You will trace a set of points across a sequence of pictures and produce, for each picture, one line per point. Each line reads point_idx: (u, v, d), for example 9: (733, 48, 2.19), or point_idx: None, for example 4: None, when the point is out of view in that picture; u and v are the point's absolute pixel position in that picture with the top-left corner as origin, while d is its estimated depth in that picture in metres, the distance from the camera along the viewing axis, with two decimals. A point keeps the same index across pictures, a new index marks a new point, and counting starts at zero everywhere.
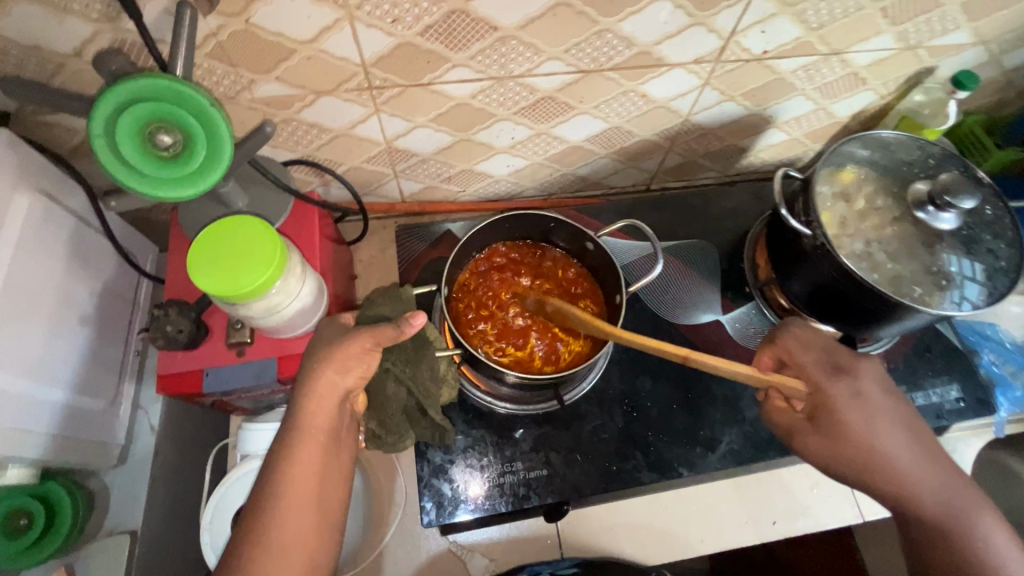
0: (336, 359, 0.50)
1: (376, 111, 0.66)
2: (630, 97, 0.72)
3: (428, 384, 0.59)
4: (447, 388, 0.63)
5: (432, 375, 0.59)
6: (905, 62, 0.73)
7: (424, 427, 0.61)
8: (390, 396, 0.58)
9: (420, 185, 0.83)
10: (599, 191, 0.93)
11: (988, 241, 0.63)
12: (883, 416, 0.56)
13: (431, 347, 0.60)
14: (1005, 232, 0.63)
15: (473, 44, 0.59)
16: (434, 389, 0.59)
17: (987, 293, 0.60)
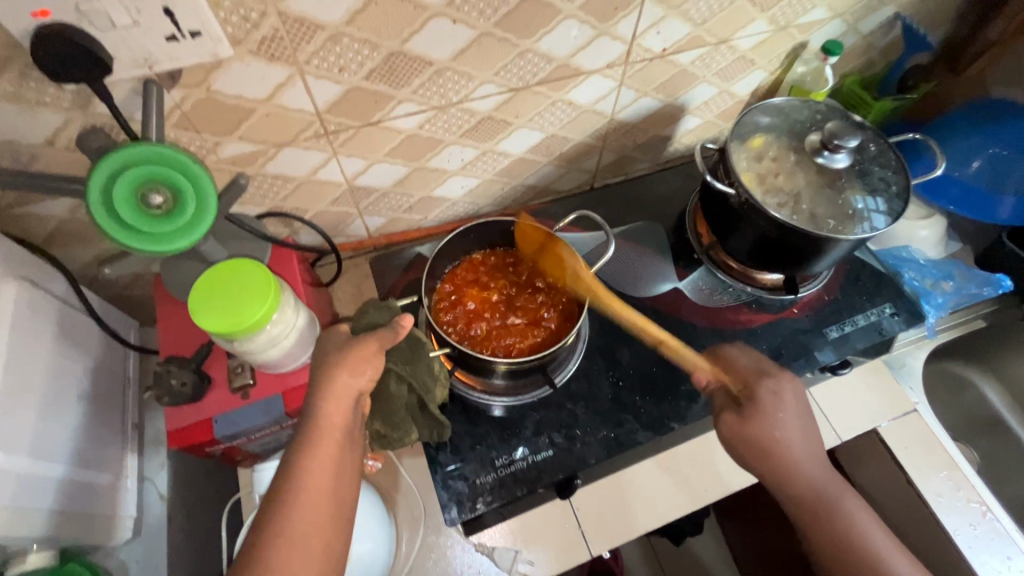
0: (347, 365, 0.55)
1: (335, 154, 0.73)
2: (559, 106, 0.81)
3: (429, 379, 0.64)
4: (444, 384, 0.67)
5: (431, 371, 0.64)
6: (781, 41, 0.86)
7: (423, 423, 0.66)
8: (394, 395, 0.62)
9: (384, 218, 0.89)
10: (549, 197, 1.01)
11: (878, 172, 0.73)
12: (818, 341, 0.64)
13: (426, 348, 0.65)
14: (890, 162, 0.74)
15: (413, 80, 0.67)
16: (433, 385, 0.65)
17: (890, 213, 0.70)
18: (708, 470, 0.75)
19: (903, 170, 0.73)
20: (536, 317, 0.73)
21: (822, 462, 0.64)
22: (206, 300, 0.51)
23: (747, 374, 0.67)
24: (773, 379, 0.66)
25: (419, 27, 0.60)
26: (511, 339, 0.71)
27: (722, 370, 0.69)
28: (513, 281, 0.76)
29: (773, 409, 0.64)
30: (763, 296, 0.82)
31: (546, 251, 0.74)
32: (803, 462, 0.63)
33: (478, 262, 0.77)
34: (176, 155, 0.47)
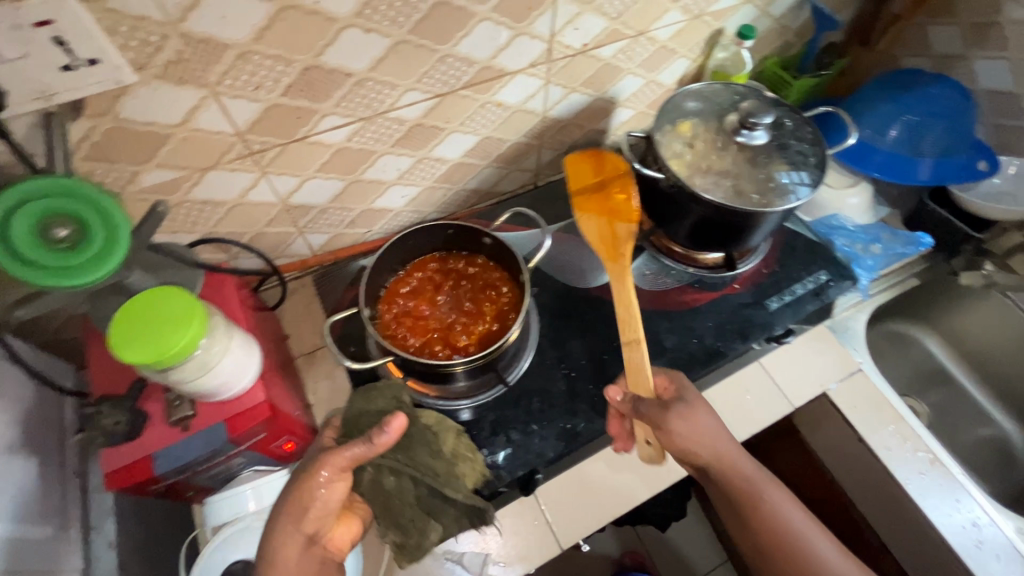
0: (290, 509, 0.57)
1: (264, 174, 0.72)
2: (488, 108, 0.82)
3: (430, 462, 0.63)
4: (463, 461, 0.65)
5: (431, 456, 0.63)
6: (698, 29, 0.89)
7: (452, 513, 0.64)
8: (393, 491, 0.63)
9: (326, 235, 0.88)
10: (494, 199, 1.01)
11: (795, 145, 0.77)
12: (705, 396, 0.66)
13: (425, 431, 0.64)
14: (805, 135, 0.77)
15: (335, 92, 0.66)
16: (439, 467, 0.63)
17: (811, 180, 0.73)
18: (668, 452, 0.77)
19: (819, 141, 0.77)
20: (482, 316, 0.72)
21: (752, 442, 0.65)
22: (113, 331, 0.49)
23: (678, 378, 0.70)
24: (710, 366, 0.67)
25: (331, 39, 0.60)
26: (455, 343, 0.70)
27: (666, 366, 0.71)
28: (455, 282, 0.75)
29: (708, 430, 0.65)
30: (704, 275, 0.84)
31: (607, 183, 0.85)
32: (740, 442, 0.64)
33: (420, 267, 0.76)
34: (74, 185, 0.46)
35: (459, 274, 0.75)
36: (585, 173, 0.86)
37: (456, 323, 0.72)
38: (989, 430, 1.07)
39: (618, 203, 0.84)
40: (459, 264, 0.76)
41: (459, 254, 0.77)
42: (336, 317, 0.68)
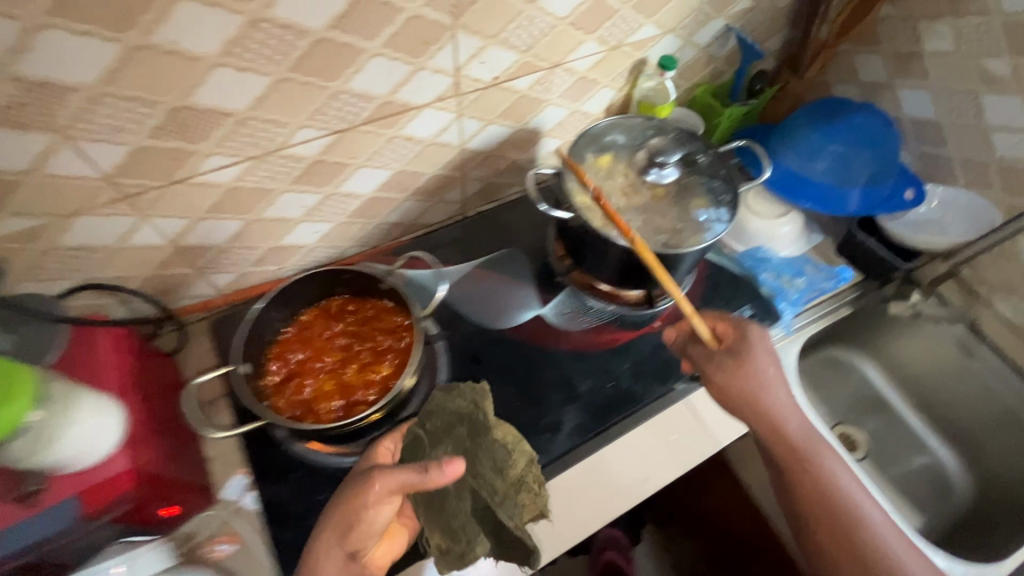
0: (331, 525, 0.56)
1: (145, 217, 0.67)
2: (397, 142, 0.78)
3: (493, 478, 0.60)
4: (526, 489, 0.62)
5: (494, 470, 0.60)
6: (618, 59, 0.87)
7: (497, 536, 0.59)
8: (451, 496, 0.60)
9: (232, 274, 0.83)
10: (420, 231, 0.97)
11: (706, 182, 0.75)
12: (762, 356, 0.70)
13: (492, 442, 0.62)
14: (716, 172, 0.76)
15: (214, 132, 0.62)
16: (504, 487, 0.60)
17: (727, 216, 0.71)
18: (587, 502, 0.71)
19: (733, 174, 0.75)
20: (378, 364, 0.67)
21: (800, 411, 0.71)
22: None
23: (745, 329, 0.72)
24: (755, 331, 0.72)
25: (199, 79, 0.56)
26: (347, 395, 0.65)
27: (723, 317, 0.75)
28: (351, 330, 0.70)
29: (769, 394, 0.69)
30: (625, 313, 0.82)
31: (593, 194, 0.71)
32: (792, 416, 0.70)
33: (313, 317, 0.71)
34: None
35: (355, 320, 0.70)
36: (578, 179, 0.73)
37: (351, 376, 0.66)
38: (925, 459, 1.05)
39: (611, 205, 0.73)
40: (356, 310, 0.71)
41: (355, 298, 0.72)
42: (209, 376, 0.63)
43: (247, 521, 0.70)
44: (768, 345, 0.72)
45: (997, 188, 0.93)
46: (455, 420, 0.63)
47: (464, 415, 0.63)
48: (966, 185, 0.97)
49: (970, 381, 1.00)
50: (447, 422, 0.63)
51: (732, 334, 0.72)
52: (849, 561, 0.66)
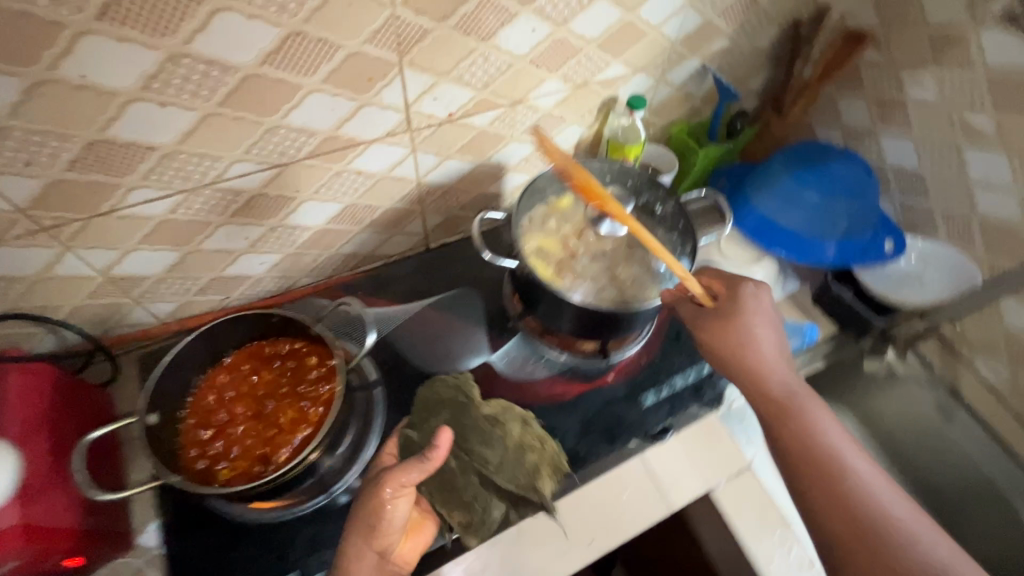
0: (360, 523, 0.57)
1: (68, 249, 0.64)
2: (346, 176, 0.75)
3: (483, 449, 0.68)
4: (527, 451, 0.69)
5: (483, 442, 0.69)
6: (585, 97, 0.84)
7: (504, 496, 0.68)
8: (454, 471, 0.67)
9: (172, 304, 0.80)
10: (378, 263, 0.93)
11: (660, 236, 0.75)
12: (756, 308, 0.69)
13: (478, 420, 0.71)
14: (670, 225, 0.75)
15: (139, 166, 0.59)
16: (498, 455, 0.68)
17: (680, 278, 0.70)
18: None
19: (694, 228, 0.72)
20: (299, 418, 0.63)
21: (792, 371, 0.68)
22: None
23: (738, 285, 0.71)
24: (752, 288, 0.71)
25: (114, 113, 0.53)
26: (264, 451, 0.61)
27: (716, 274, 0.74)
28: (274, 377, 0.65)
29: (751, 351, 0.68)
30: (577, 364, 0.78)
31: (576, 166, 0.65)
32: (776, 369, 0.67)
33: (234, 361, 0.66)
34: None
35: (279, 366, 0.66)
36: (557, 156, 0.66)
37: (269, 429, 0.62)
38: None
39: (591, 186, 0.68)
40: (281, 355, 0.66)
41: (279, 339, 0.67)
42: (103, 431, 0.56)
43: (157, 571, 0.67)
44: (767, 301, 0.70)
45: (979, 246, 0.88)
46: (443, 404, 0.72)
47: (448, 402, 0.72)
48: (948, 240, 0.93)
49: (946, 447, 0.95)
50: (432, 408, 0.72)
51: (722, 288, 0.72)
52: (847, 531, 0.56)
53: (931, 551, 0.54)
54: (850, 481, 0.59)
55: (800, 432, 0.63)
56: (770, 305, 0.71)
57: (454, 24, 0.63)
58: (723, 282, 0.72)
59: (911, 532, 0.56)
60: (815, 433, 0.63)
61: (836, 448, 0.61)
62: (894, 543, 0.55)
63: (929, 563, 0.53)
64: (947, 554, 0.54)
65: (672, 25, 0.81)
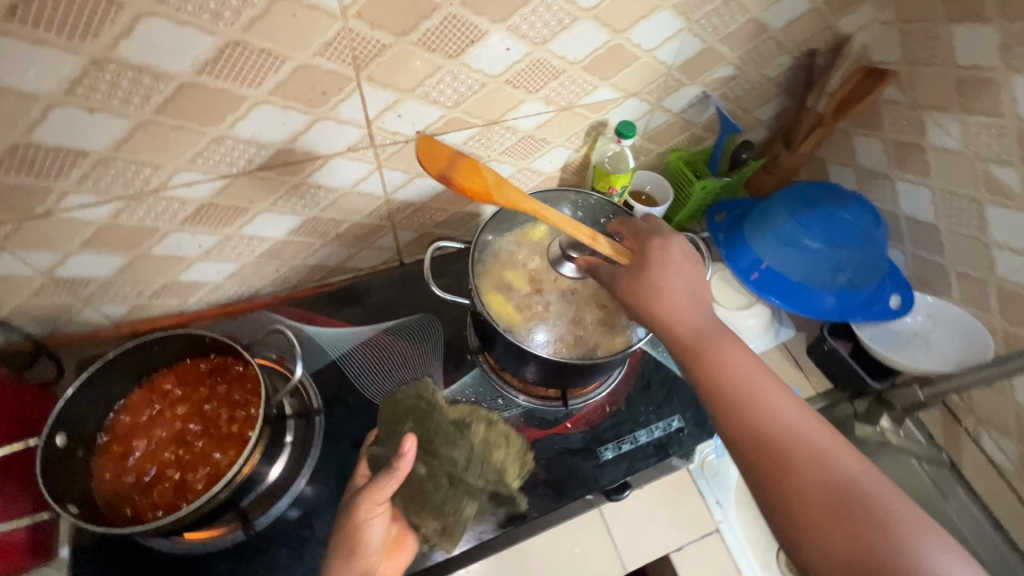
0: (339, 547, 0.54)
1: (3, 249, 0.62)
2: (305, 189, 0.71)
3: (450, 450, 0.65)
4: (493, 447, 0.67)
5: (450, 446, 0.65)
6: (571, 120, 0.79)
7: (479, 496, 0.64)
8: (423, 477, 0.63)
9: (124, 306, 0.77)
10: (346, 276, 0.89)
11: None
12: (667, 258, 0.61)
13: (442, 425, 0.67)
14: None
15: (72, 171, 0.56)
16: (466, 455, 0.65)
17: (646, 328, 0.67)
18: None
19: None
20: (219, 448, 0.59)
21: (709, 312, 0.59)
22: None
23: (647, 240, 0.65)
24: (657, 241, 0.64)
25: (37, 117, 0.50)
26: (182, 482, 0.58)
27: (631, 229, 0.68)
28: (201, 402, 0.62)
29: (666, 299, 0.59)
30: (534, 407, 0.73)
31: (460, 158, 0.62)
32: (690, 311, 0.58)
33: (163, 381, 0.63)
34: None
35: (207, 390, 0.62)
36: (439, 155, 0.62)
37: (188, 458, 0.59)
38: None
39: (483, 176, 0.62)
40: (211, 378, 0.63)
41: (212, 360, 0.64)
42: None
43: None
44: (678, 250, 0.63)
45: (995, 313, 0.80)
46: (406, 412, 0.68)
47: (411, 410, 0.68)
48: (962, 302, 0.84)
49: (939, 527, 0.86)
50: (396, 419, 0.67)
51: (632, 240, 0.67)
52: (756, 452, 0.50)
53: (840, 465, 0.48)
54: (763, 424, 0.51)
55: (710, 367, 0.55)
56: (688, 250, 0.64)
57: (415, 39, 0.58)
58: (632, 234, 0.67)
59: (822, 446, 0.49)
60: (728, 365, 0.55)
61: (750, 390, 0.53)
62: (804, 465, 0.48)
63: (842, 478, 0.47)
64: (858, 465, 0.48)
65: (668, 50, 0.74)
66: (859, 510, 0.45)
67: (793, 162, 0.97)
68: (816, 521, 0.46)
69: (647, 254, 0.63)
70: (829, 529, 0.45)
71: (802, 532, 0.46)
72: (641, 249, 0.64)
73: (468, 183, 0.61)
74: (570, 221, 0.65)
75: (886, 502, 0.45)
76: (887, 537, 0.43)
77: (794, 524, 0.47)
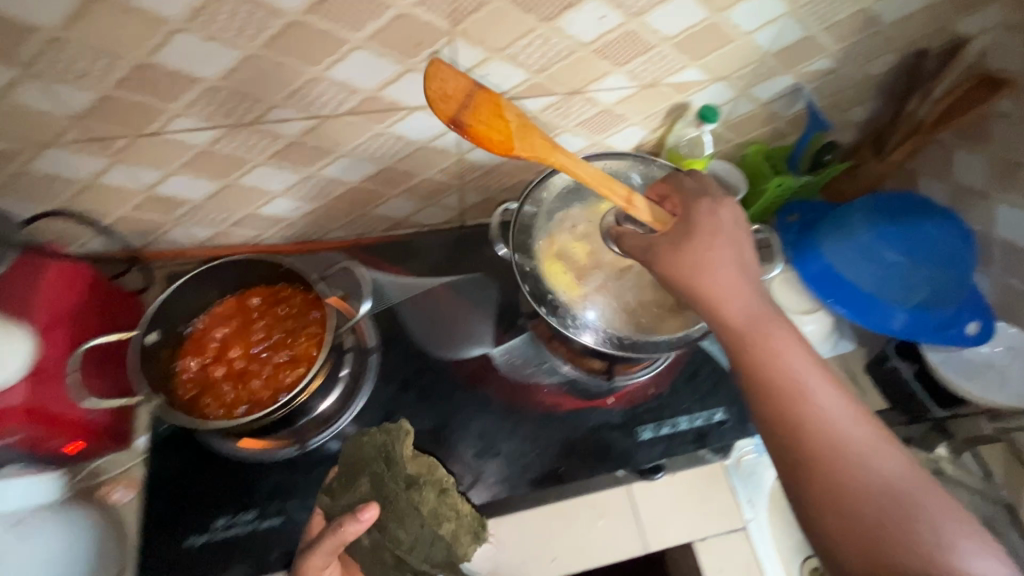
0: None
1: (115, 161, 0.67)
2: (385, 138, 0.74)
3: (396, 529, 0.60)
4: (443, 521, 0.61)
5: (398, 524, 0.60)
6: (652, 98, 0.78)
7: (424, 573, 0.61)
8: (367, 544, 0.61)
9: (208, 230, 0.83)
10: (410, 230, 0.92)
11: None
12: (714, 234, 0.59)
13: (393, 496, 0.61)
14: None
15: (183, 95, 0.61)
16: (412, 534, 0.60)
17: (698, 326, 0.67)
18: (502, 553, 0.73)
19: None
20: (282, 370, 0.64)
21: (758, 294, 0.57)
22: None
23: (695, 202, 0.62)
24: (707, 207, 0.61)
25: (162, 41, 0.55)
26: (250, 392, 0.63)
27: (680, 185, 0.65)
28: (272, 324, 0.66)
29: (711, 274, 0.57)
30: (578, 378, 0.74)
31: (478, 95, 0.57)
32: (738, 293, 0.56)
33: (241, 299, 0.67)
34: None
35: (279, 314, 0.67)
36: (452, 90, 0.58)
37: (254, 375, 0.64)
38: None
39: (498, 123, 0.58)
40: (283, 302, 0.67)
41: (283, 287, 0.67)
42: (89, 344, 0.57)
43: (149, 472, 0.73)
44: (729, 215, 0.60)
45: None
46: (365, 463, 0.63)
47: (367, 464, 0.63)
48: None
49: None
50: (353, 469, 0.63)
51: (675, 201, 0.64)
52: (805, 444, 0.49)
53: (881, 462, 0.47)
54: (813, 416, 0.50)
55: (760, 360, 0.53)
56: (739, 218, 0.61)
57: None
58: (677, 194, 0.64)
59: (867, 442, 0.49)
60: (777, 360, 0.53)
61: (800, 384, 0.51)
62: (850, 464, 0.47)
63: (882, 476, 0.47)
64: (903, 464, 0.48)
65: (766, 34, 0.72)
66: (901, 503, 0.45)
67: (882, 170, 0.92)
68: (866, 520, 0.45)
69: (701, 222, 0.60)
70: (874, 527, 0.45)
71: (852, 533, 0.45)
72: (685, 217, 0.61)
73: (484, 125, 0.58)
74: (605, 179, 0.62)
75: (929, 500, 0.45)
76: (927, 527, 0.44)
77: (833, 512, 0.46)
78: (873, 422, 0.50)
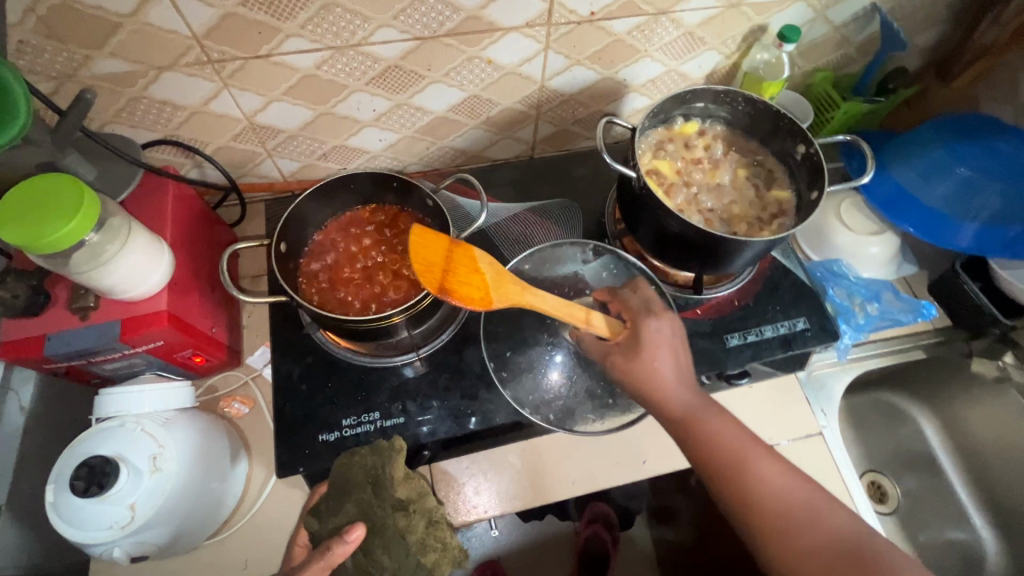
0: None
1: (225, 86, 0.70)
2: (476, 63, 0.76)
3: (381, 556, 0.58)
4: (429, 551, 0.60)
5: (382, 551, 0.58)
6: (734, 20, 0.79)
7: None
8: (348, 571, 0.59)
9: (298, 163, 0.85)
10: (482, 164, 0.95)
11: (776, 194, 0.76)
12: (650, 344, 0.65)
13: (378, 520, 0.59)
14: (799, 179, 0.76)
15: (299, 13, 0.63)
16: (396, 562, 0.58)
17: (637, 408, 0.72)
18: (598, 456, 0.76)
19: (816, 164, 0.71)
20: (398, 279, 0.71)
21: (688, 383, 0.64)
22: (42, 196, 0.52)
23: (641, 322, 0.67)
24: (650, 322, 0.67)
25: None
26: (373, 295, 0.70)
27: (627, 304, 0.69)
28: (385, 239, 0.73)
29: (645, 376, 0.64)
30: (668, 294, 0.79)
31: (454, 259, 0.62)
32: (671, 388, 0.63)
33: (355, 217, 0.74)
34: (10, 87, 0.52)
35: (391, 231, 0.73)
36: (433, 261, 0.62)
37: (374, 284, 0.71)
38: (962, 533, 0.94)
39: (471, 280, 0.63)
40: (394, 220, 0.74)
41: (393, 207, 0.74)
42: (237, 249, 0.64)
43: (262, 388, 0.77)
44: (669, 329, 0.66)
45: None
46: (353, 488, 0.61)
47: (358, 488, 0.61)
48: None
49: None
50: (341, 492, 0.61)
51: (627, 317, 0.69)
52: (762, 518, 0.57)
53: (830, 517, 0.56)
54: (758, 492, 0.58)
55: (698, 450, 0.61)
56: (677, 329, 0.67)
57: None
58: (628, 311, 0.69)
59: (815, 504, 0.57)
60: (715, 446, 0.60)
61: (739, 463, 0.59)
62: (812, 531, 0.55)
63: (836, 531, 0.55)
64: (843, 512, 0.56)
65: None
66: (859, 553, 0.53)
67: (945, 96, 0.94)
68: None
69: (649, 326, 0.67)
70: None
71: None
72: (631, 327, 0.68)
73: (465, 292, 0.63)
74: (565, 308, 0.67)
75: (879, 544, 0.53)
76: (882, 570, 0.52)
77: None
78: (809, 480, 0.59)
